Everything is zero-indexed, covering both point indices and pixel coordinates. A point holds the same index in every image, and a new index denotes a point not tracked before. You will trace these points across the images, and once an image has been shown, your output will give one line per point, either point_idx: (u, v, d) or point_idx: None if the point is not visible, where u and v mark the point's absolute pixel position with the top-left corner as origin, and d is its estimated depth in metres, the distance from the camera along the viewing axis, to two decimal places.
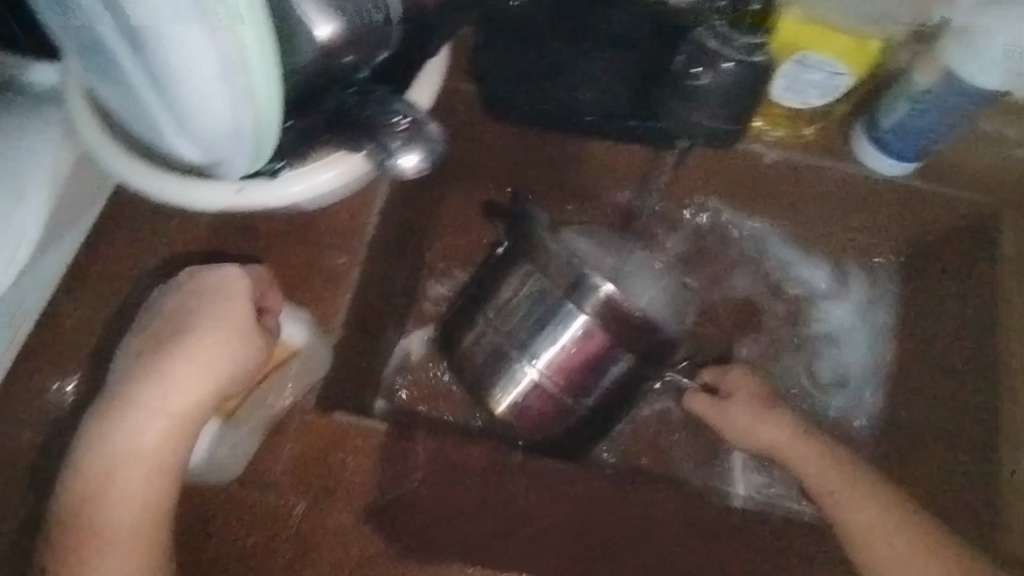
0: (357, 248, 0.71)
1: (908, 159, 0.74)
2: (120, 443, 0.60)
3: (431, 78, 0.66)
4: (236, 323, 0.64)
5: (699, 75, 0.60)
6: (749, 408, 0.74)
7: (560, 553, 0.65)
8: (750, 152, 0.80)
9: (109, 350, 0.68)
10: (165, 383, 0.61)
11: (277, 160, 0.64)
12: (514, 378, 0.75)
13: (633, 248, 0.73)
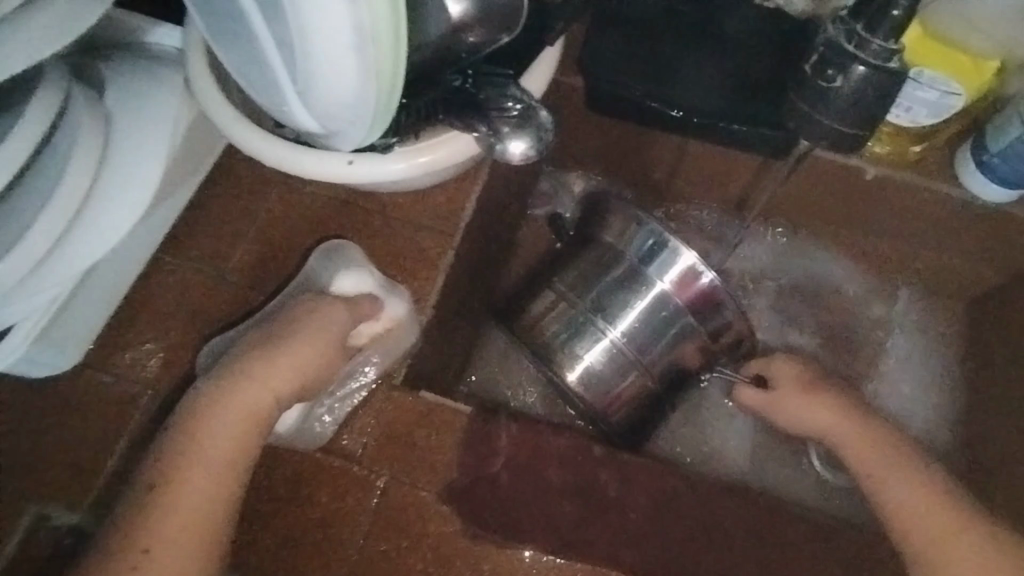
0: (453, 229, 0.72)
1: (1014, 186, 0.72)
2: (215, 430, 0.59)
3: (545, 68, 0.67)
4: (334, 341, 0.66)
5: (839, 89, 0.51)
6: (805, 399, 0.76)
7: (644, 549, 0.66)
8: (855, 168, 0.77)
9: (210, 312, 0.70)
10: (241, 396, 0.60)
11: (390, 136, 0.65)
12: (588, 345, 0.76)
13: None
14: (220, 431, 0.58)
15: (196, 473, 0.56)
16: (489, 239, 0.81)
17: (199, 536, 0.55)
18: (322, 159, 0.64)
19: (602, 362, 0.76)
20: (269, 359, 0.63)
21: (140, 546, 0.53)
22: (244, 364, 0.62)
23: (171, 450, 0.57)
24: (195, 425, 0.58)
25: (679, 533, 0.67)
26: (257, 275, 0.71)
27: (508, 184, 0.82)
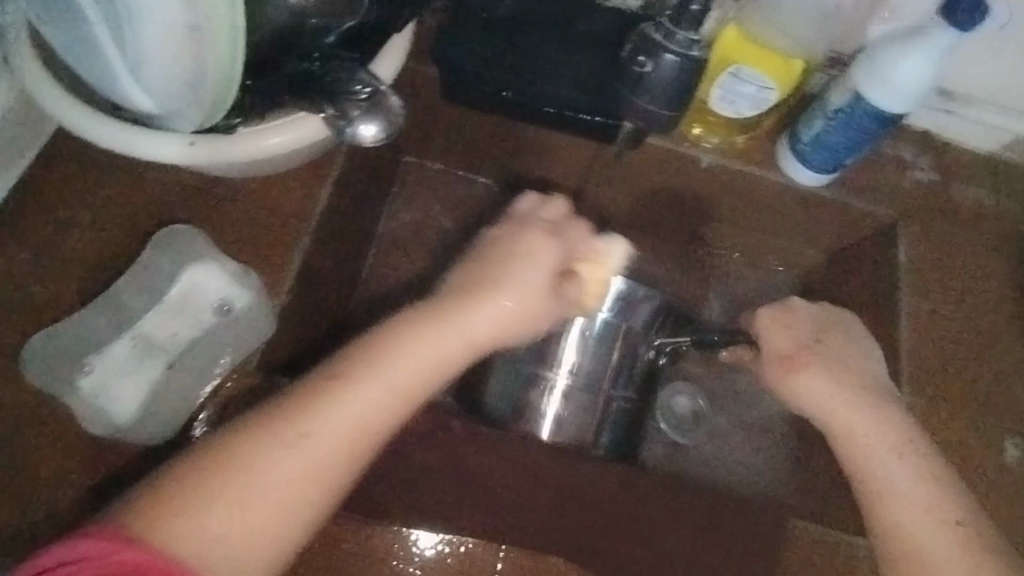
0: (308, 217, 0.73)
1: (822, 172, 0.82)
2: (354, 401, 0.53)
3: (395, 55, 0.69)
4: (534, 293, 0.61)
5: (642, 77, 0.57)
6: (780, 363, 0.68)
7: (509, 516, 0.69)
8: (691, 156, 0.86)
9: (37, 308, 0.65)
10: (386, 380, 0.55)
11: (233, 117, 0.64)
12: (539, 398, 0.80)
13: None
14: (356, 426, 0.53)
15: (304, 462, 0.51)
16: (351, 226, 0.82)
17: (256, 535, 0.48)
18: (159, 140, 0.62)
19: (561, 410, 0.80)
20: (431, 344, 0.57)
21: (185, 506, 0.47)
22: (407, 338, 0.57)
23: (298, 422, 0.51)
24: (325, 404, 0.52)
25: (543, 499, 0.71)
26: (91, 266, 0.67)
27: (366, 174, 0.83)
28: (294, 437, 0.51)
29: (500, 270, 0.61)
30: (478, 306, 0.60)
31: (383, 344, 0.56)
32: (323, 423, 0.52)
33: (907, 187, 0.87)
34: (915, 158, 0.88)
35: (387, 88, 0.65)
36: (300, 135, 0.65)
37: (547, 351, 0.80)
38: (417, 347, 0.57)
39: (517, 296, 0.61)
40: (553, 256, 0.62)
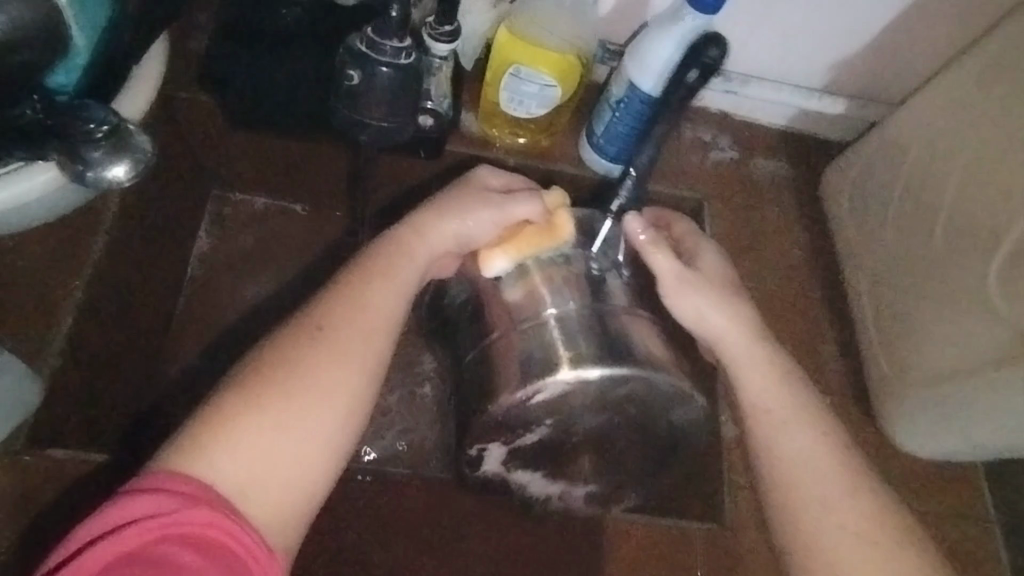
0: (76, 273, 0.67)
1: (625, 163, 0.83)
2: (340, 336, 0.54)
3: (145, 83, 0.68)
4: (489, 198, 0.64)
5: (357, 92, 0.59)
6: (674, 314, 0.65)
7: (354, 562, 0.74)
8: (495, 160, 0.83)
9: None
10: (378, 287, 0.57)
11: None
12: (517, 361, 0.67)
13: None
14: (360, 321, 0.55)
15: (333, 358, 0.52)
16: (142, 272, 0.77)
17: (296, 433, 0.48)
18: None
19: (568, 368, 0.65)
20: (409, 256, 0.60)
21: (193, 465, 0.45)
22: (369, 279, 0.58)
23: (311, 335, 0.53)
24: (334, 310, 0.55)
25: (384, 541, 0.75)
26: None
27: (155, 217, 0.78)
28: (324, 339, 0.53)
29: (456, 200, 0.63)
30: (466, 213, 0.63)
31: (395, 251, 0.60)
32: (335, 329, 0.54)
33: (709, 168, 0.89)
34: (715, 139, 0.90)
35: (131, 124, 0.60)
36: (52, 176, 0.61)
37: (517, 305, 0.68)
38: (386, 287, 0.58)
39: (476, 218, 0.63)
40: (488, 173, 0.66)
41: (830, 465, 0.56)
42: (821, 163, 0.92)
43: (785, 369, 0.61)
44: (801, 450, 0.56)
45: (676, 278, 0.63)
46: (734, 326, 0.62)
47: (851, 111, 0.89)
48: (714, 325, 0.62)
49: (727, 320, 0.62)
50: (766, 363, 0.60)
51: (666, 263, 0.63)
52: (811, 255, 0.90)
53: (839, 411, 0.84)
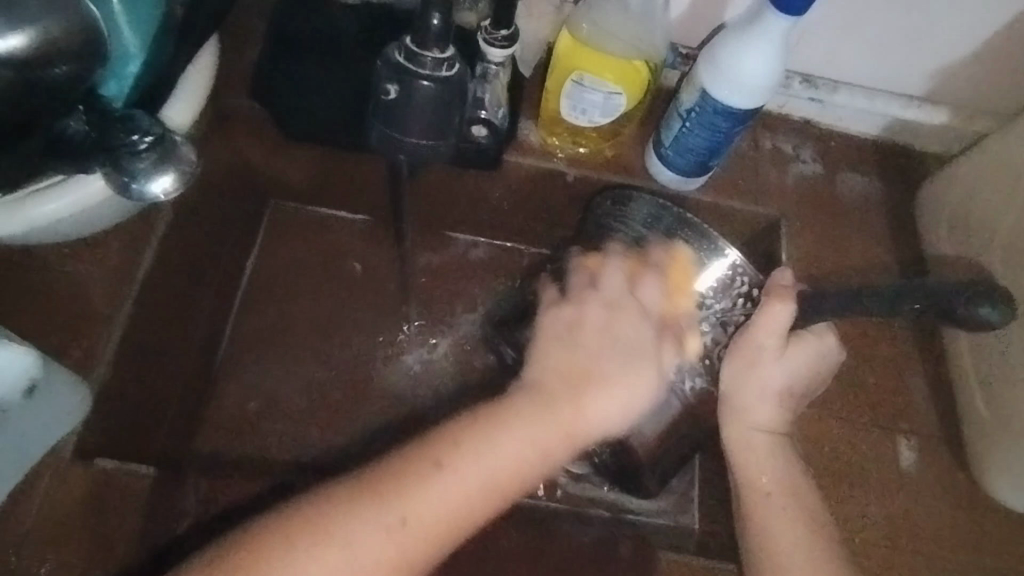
0: (127, 283, 0.67)
1: (693, 177, 0.77)
2: (428, 493, 0.52)
3: (193, 95, 0.67)
4: (612, 360, 0.58)
5: (397, 103, 0.55)
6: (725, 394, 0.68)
7: None
8: (554, 172, 0.78)
9: None
10: (511, 443, 0.54)
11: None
12: None
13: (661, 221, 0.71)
14: (485, 457, 0.53)
15: (388, 525, 0.50)
16: (194, 282, 0.77)
17: None
18: None
19: None
20: (557, 422, 0.55)
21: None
22: (507, 428, 0.54)
23: (408, 472, 0.52)
24: (442, 442, 0.54)
25: None
26: None
27: (206, 223, 0.77)
28: (452, 461, 0.53)
29: (603, 353, 0.58)
30: (558, 342, 0.59)
31: (546, 406, 0.56)
32: (475, 452, 0.53)
33: (792, 184, 0.82)
34: (798, 152, 0.83)
35: (175, 135, 0.60)
36: (102, 187, 0.61)
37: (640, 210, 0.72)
38: (528, 448, 0.54)
39: (592, 397, 0.57)
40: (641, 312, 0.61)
41: (801, 519, 0.62)
42: (917, 179, 0.83)
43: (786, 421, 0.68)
44: (776, 490, 0.64)
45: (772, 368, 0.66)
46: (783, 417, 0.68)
47: (952, 121, 0.80)
48: (757, 407, 0.67)
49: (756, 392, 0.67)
50: (781, 451, 0.66)
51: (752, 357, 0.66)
52: (902, 280, 0.81)
53: (927, 454, 0.75)
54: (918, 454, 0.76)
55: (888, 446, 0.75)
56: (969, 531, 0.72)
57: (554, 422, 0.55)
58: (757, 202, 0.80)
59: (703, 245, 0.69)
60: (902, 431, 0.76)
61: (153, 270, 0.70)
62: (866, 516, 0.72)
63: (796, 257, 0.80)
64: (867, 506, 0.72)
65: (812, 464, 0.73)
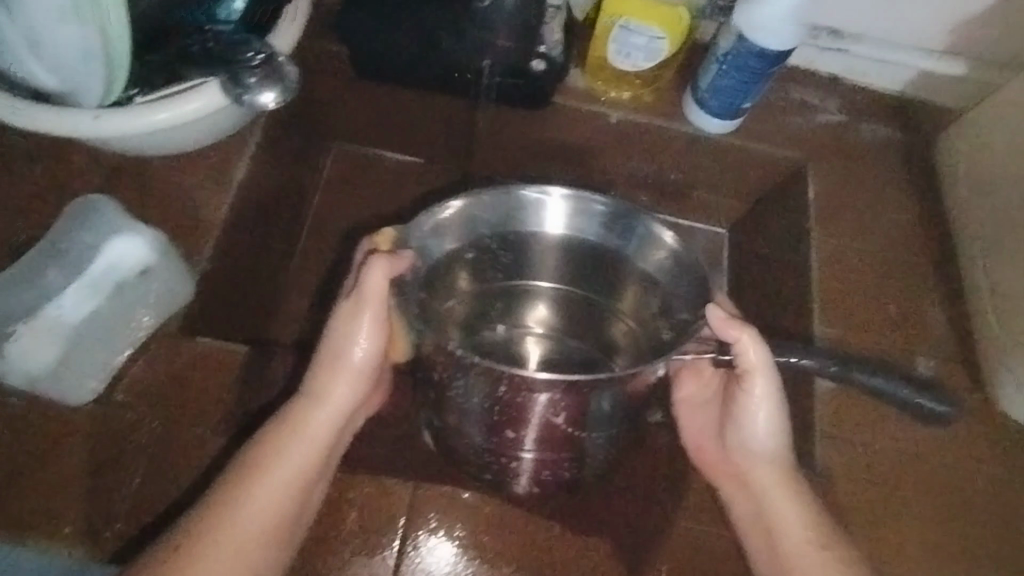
0: (224, 191, 0.77)
1: (727, 118, 0.85)
2: None
3: (293, 26, 0.73)
4: (326, 467, 0.61)
5: None
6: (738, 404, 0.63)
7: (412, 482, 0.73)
8: (596, 113, 0.88)
9: None
10: (208, 562, 0.53)
11: (129, 89, 0.68)
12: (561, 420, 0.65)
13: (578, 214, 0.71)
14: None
15: None
16: (273, 204, 0.87)
17: None
18: (60, 116, 0.64)
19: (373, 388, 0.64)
20: (272, 481, 0.57)
21: None
22: (195, 543, 0.54)
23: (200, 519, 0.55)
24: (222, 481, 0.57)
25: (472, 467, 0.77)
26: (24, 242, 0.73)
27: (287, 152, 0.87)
28: (269, 470, 0.58)
29: (314, 438, 0.60)
30: (280, 461, 0.58)
31: (239, 481, 0.57)
32: (240, 509, 0.56)
33: (818, 130, 0.89)
34: (824, 102, 0.90)
35: (281, 55, 0.70)
36: (204, 105, 0.67)
37: (485, 202, 0.70)
38: (222, 545, 0.54)
39: (292, 459, 0.59)
40: (331, 413, 0.61)
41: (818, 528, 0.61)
42: (936, 127, 0.90)
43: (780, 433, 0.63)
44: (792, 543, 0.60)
45: (768, 406, 0.63)
46: (783, 440, 0.64)
47: (969, 72, 0.86)
48: (768, 458, 0.63)
49: (769, 434, 0.63)
50: (794, 491, 0.62)
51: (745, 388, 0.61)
52: (920, 223, 0.87)
53: (948, 375, 0.79)
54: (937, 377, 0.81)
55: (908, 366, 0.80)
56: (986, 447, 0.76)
57: (261, 499, 0.56)
58: (784, 145, 0.88)
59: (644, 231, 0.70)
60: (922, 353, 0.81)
61: (244, 184, 0.79)
62: (886, 427, 0.76)
63: (821, 196, 0.87)
64: (888, 421, 0.77)
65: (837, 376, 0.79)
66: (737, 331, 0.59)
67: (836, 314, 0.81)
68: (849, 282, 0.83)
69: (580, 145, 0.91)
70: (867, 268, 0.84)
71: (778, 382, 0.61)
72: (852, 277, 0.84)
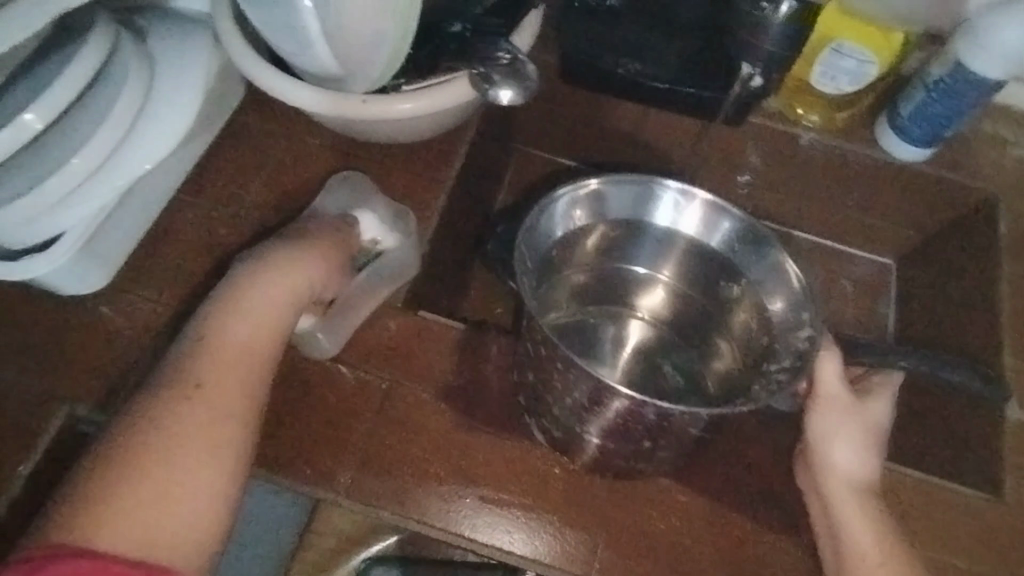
0: (444, 179, 0.83)
1: (923, 146, 0.86)
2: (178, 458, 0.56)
3: (530, 28, 0.78)
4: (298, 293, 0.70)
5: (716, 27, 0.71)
6: (819, 433, 0.70)
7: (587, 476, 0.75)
8: (789, 133, 0.90)
9: (220, 242, 0.80)
10: (211, 388, 0.61)
11: (399, 79, 0.78)
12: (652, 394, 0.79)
13: (701, 213, 0.77)
14: (209, 395, 0.61)
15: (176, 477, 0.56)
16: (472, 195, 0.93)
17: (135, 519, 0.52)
18: (338, 97, 0.74)
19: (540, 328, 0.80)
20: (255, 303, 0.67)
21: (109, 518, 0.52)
22: (214, 366, 0.62)
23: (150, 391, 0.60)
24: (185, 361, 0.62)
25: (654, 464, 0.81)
26: (271, 210, 0.81)
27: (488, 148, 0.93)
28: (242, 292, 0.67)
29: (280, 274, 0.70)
30: (253, 287, 0.68)
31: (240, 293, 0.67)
32: (211, 352, 0.63)
33: (1010, 165, 0.89)
34: (1017, 138, 0.91)
35: (524, 56, 0.75)
36: (454, 96, 0.75)
37: (615, 194, 0.77)
38: (225, 354, 0.63)
39: (275, 291, 0.68)
40: (315, 253, 0.73)
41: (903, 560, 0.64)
42: None
43: (874, 453, 0.70)
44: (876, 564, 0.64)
45: (852, 431, 0.70)
46: (869, 472, 0.69)
47: None
48: (846, 476, 0.68)
49: (846, 454, 0.69)
50: (866, 506, 0.67)
51: (841, 410, 0.70)
52: None
53: None
54: None
55: None
56: None
57: (249, 317, 0.66)
58: (976, 178, 0.89)
59: (758, 240, 0.75)
60: None
61: (459, 174, 0.85)
62: None
63: (1012, 229, 0.87)
64: None
65: None
66: (830, 355, 0.70)
67: None
68: None
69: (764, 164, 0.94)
70: None
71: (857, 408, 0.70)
72: None
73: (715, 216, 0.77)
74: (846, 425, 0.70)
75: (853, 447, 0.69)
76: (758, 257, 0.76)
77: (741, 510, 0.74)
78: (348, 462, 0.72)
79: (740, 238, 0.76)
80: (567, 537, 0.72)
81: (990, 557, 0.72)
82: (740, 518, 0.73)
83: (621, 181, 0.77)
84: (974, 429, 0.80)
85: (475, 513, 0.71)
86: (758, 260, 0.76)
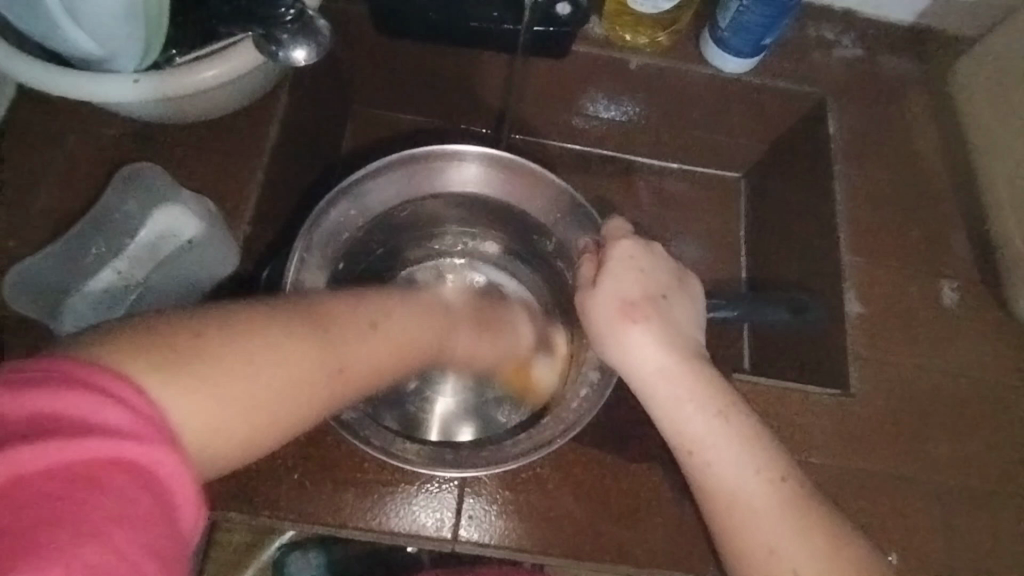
0: (258, 156, 0.77)
1: (748, 56, 0.85)
2: (283, 374, 0.50)
3: None
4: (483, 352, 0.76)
5: None
6: (652, 358, 0.60)
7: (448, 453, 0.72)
8: (618, 60, 0.87)
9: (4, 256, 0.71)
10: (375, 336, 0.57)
11: (170, 50, 0.71)
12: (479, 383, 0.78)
13: (497, 176, 0.80)
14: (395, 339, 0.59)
15: (240, 374, 0.47)
16: (300, 168, 0.87)
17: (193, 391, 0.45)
18: (105, 80, 0.66)
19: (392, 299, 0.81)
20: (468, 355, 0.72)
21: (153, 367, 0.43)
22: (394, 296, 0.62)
23: (331, 327, 0.54)
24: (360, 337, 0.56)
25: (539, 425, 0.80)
26: (60, 213, 0.73)
27: (312, 116, 0.87)
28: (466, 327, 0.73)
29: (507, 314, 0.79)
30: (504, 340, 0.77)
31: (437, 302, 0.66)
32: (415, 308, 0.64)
33: (836, 64, 0.90)
34: (840, 37, 0.91)
35: (311, 10, 0.69)
36: (244, 63, 0.69)
37: (378, 184, 0.77)
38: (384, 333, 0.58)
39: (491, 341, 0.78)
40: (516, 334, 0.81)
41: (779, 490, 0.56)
42: (950, 57, 0.92)
43: (709, 367, 0.61)
44: (749, 503, 0.56)
45: (710, 425, 0.58)
46: (721, 402, 0.59)
47: None
48: (682, 415, 0.59)
49: (683, 401, 0.59)
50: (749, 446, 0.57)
51: (656, 325, 0.61)
52: (938, 148, 0.88)
53: (968, 295, 0.82)
54: (960, 292, 0.82)
55: (935, 288, 0.82)
56: (1008, 360, 0.79)
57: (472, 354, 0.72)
58: (804, 81, 0.89)
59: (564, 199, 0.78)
60: (946, 274, 0.83)
61: (275, 149, 0.79)
62: (917, 352, 0.79)
63: (843, 129, 0.88)
64: (918, 345, 0.79)
65: (866, 301, 0.81)
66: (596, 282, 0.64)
67: (862, 241, 0.83)
68: (876, 211, 0.85)
69: (602, 94, 0.92)
70: (891, 196, 0.86)
71: (656, 323, 0.61)
72: (877, 207, 0.85)
73: (504, 173, 0.80)
74: (641, 335, 0.61)
75: (682, 371, 0.60)
76: (559, 214, 0.79)
77: (604, 448, 0.74)
78: (208, 480, 0.68)
79: (544, 191, 0.79)
80: (452, 503, 0.70)
81: (842, 449, 0.75)
82: (603, 455, 0.73)
83: (381, 170, 0.77)
84: (823, 329, 0.82)
85: (358, 500, 0.69)
86: (557, 218, 0.79)
